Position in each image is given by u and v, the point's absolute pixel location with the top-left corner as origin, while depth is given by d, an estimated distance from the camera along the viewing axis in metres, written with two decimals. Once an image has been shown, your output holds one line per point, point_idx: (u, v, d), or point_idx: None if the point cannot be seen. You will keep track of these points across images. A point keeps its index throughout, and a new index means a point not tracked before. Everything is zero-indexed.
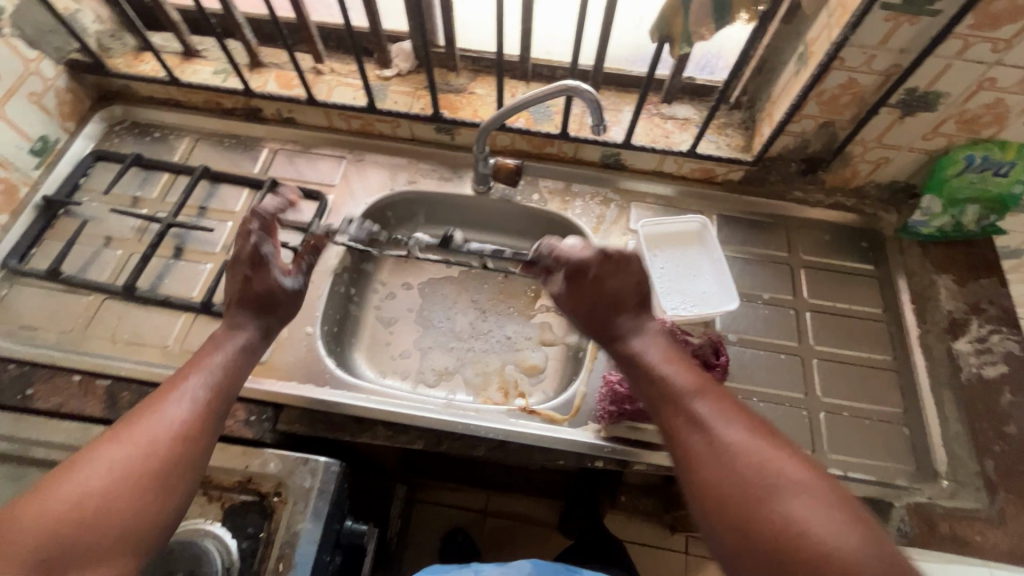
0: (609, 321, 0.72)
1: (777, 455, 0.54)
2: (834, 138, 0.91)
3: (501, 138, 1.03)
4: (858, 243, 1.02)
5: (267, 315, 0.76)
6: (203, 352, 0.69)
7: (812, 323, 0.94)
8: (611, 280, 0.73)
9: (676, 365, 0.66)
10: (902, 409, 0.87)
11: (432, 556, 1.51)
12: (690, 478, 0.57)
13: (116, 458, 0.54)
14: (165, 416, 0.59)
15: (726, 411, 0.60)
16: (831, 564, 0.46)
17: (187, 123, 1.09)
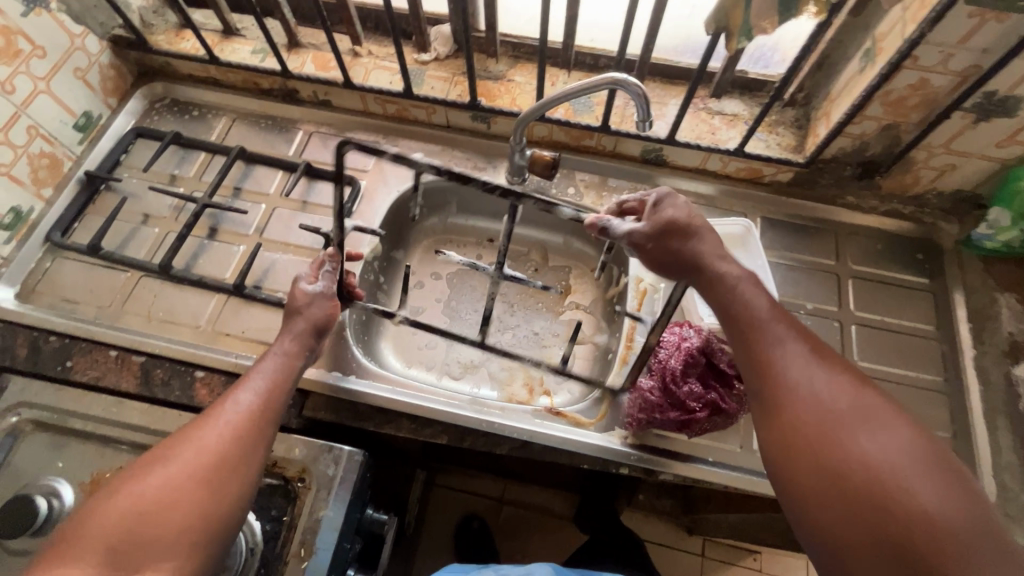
0: (699, 236, 0.67)
1: (868, 404, 0.52)
2: (897, 141, 0.85)
3: (539, 128, 1.00)
4: (912, 254, 0.96)
5: (294, 319, 0.76)
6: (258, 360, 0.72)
7: (857, 337, 0.89)
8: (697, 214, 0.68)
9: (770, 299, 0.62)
10: (951, 434, 0.83)
11: (447, 542, 1.52)
12: (777, 418, 0.54)
13: (174, 462, 0.59)
14: (219, 423, 0.63)
15: (816, 355, 0.57)
16: (923, 520, 0.44)
17: (225, 103, 1.09)
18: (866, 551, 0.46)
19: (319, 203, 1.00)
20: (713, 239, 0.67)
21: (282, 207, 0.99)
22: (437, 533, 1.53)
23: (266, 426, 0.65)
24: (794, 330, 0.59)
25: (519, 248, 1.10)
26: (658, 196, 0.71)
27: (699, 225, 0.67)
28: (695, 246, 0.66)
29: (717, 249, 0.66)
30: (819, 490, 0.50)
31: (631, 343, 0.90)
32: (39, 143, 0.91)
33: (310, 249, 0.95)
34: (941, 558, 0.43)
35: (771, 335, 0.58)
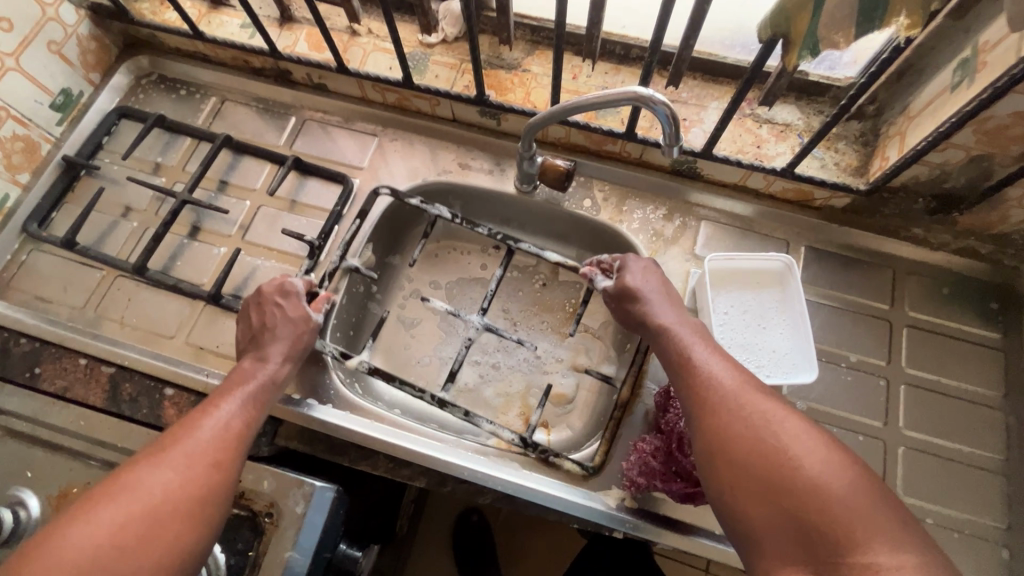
0: (650, 293, 0.72)
1: (767, 402, 0.56)
2: (987, 174, 0.70)
3: (554, 129, 0.87)
4: (985, 303, 0.81)
5: (265, 335, 0.73)
6: (235, 379, 0.69)
7: (906, 399, 0.76)
8: (658, 276, 0.75)
9: (693, 326, 0.67)
10: (1006, 526, 0.71)
11: (446, 555, 1.39)
12: (698, 422, 0.57)
13: (158, 483, 0.55)
14: (203, 443, 0.60)
15: (725, 360, 0.61)
16: (816, 495, 0.47)
17: (214, 81, 1.00)
18: (781, 538, 0.48)
19: (307, 203, 0.91)
20: (656, 287, 0.73)
21: (268, 205, 0.91)
22: (437, 547, 1.40)
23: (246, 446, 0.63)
24: (714, 350, 0.63)
25: (527, 260, 0.99)
26: (625, 259, 0.77)
27: (652, 284, 0.73)
28: (647, 301, 0.71)
29: (660, 299, 0.71)
30: (736, 487, 0.52)
31: (640, 391, 0.78)
32: (11, 125, 0.84)
33: (294, 256, 0.87)
34: (845, 535, 0.45)
35: (695, 354, 0.63)
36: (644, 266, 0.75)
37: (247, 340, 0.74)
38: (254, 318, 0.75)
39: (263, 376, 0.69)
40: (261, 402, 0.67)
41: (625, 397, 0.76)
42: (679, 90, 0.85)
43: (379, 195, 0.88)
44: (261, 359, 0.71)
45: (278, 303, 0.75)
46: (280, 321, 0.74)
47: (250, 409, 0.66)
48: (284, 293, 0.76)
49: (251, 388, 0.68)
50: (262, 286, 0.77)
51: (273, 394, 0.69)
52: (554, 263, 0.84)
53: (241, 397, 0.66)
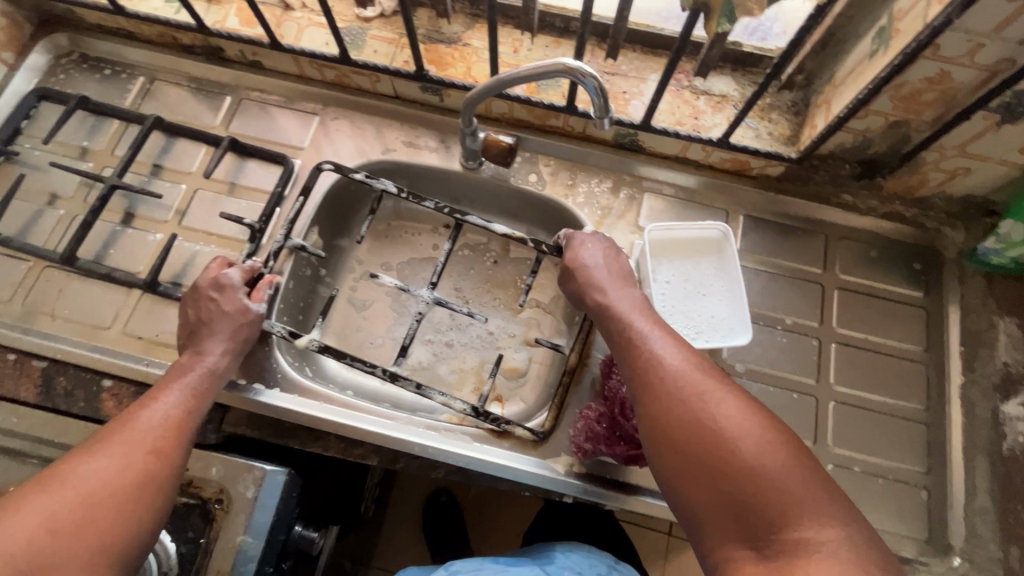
0: (597, 273, 0.73)
1: (710, 383, 0.57)
2: (905, 139, 0.73)
3: (497, 105, 0.87)
4: (909, 264, 0.85)
5: (202, 331, 0.72)
6: (171, 375, 0.68)
7: (836, 357, 0.81)
8: (609, 252, 0.77)
9: (638, 307, 0.68)
10: (925, 470, 0.76)
11: (417, 534, 1.40)
12: (644, 406, 0.58)
13: (94, 471, 0.54)
14: (141, 431, 0.59)
15: (672, 341, 0.62)
16: (752, 477, 0.49)
17: (142, 59, 0.95)
18: (720, 519, 0.50)
19: (246, 185, 0.88)
20: (602, 268, 0.74)
21: (205, 188, 0.88)
22: (408, 528, 1.40)
23: (187, 435, 0.63)
24: (655, 329, 0.64)
25: (478, 238, 0.99)
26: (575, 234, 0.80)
27: (600, 263, 0.75)
28: (597, 283, 0.72)
29: (606, 278, 0.73)
30: (679, 470, 0.53)
31: (587, 360, 0.80)
32: None
33: (235, 240, 0.85)
34: (779, 514, 0.47)
35: (639, 334, 0.64)
36: (591, 241, 0.77)
37: (187, 338, 0.73)
38: (192, 316, 0.73)
39: (203, 369, 0.69)
40: (202, 394, 0.67)
41: (573, 363, 0.78)
42: (618, 63, 0.86)
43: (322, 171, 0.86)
44: (201, 354, 0.70)
45: (213, 298, 0.74)
46: (217, 317, 0.73)
47: (190, 402, 0.65)
48: (221, 288, 0.74)
49: (190, 380, 0.67)
50: (197, 281, 0.75)
51: (213, 385, 0.69)
52: (501, 236, 0.85)
53: (181, 388, 0.66)
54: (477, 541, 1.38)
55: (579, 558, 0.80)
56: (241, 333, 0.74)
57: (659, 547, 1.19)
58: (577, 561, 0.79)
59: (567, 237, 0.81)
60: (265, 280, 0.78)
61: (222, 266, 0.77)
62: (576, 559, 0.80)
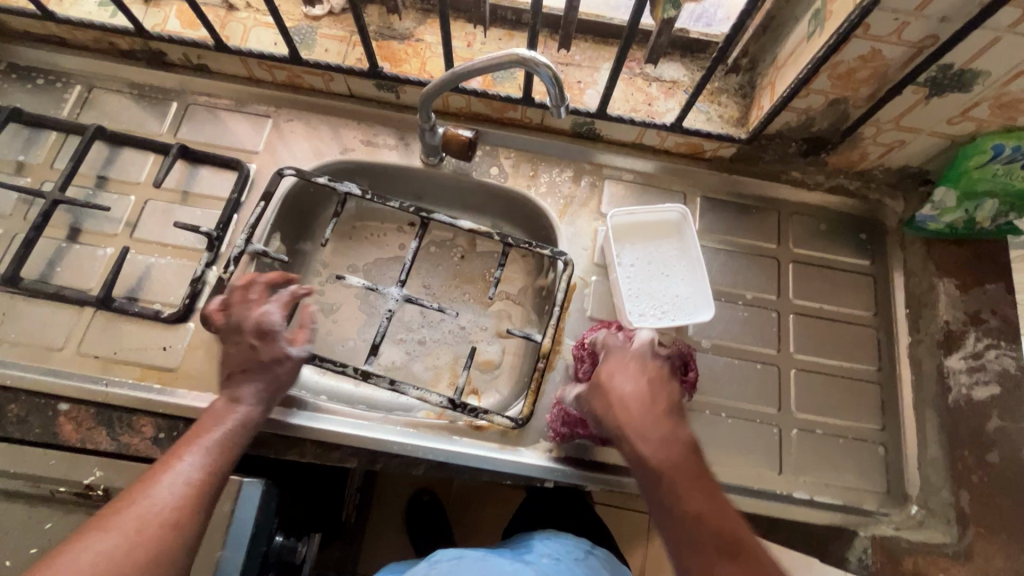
0: (637, 413, 0.58)
1: None
2: (845, 116, 0.78)
3: (454, 99, 0.87)
4: (856, 235, 0.89)
5: (241, 380, 0.66)
6: (202, 426, 0.62)
7: (795, 327, 0.84)
8: (658, 383, 0.62)
9: (689, 469, 0.54)
10: (881, 427, 0.80)
11: (399, 537, 1.39)
12: None
13: (99, 553, 0.50)
14: (155, 502, 0.54)
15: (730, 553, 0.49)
16: None
17: (77, 67, 0.91)
18: None
19: (200, 192, 0.85)
20: (649, 400, 0.59)
21: (156, 198, 0.85)
22: (391, 531, 1.40)
23: (207, 501, 0.57)
24: (706, 522, 0.51)
25: (444, 234, 0.99)
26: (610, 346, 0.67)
27: (640, 389, 0.60)
28: (632, 430, 0.57)
29: (650, 415, 0.58)
30: None
31: (561, 346, 0.81)
32: None
33: (191, 249, 0.82)
34: None
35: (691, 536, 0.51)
36: (634, 360, 0.63)
37: (225, 377, 0.67)
38: (236, 360, 0.67)
39: (235, 421, 0.63)
40: (232, 450, 0.61)
41: (548, 350, 0.78)
42: (571, 53, 0.88)
43: (283, 176, 0.84)
44: (234, 402, 0.65)
45: (254, 345, 0.67)
46: (253, 363, 0.67)
47: (213, 462, 0.59)
48: (264, 335, 0.68)
49: (217, 436, 0.61)
50: (236, 320, 0.68)
51: (244, 438, 0.63)
52: (468, 231, 0.85)
53: (205, 446, 0.60)
54: (462, 539, 1.39)
55: (557, 544, 0.81)
56: (284, 379, 0.69)
57: (641, 527, 1.23)
58: (555, 546, 0.81)
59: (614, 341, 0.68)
60: (309, 315, 0.72)
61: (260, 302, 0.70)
62: (554, 544, 0.81)
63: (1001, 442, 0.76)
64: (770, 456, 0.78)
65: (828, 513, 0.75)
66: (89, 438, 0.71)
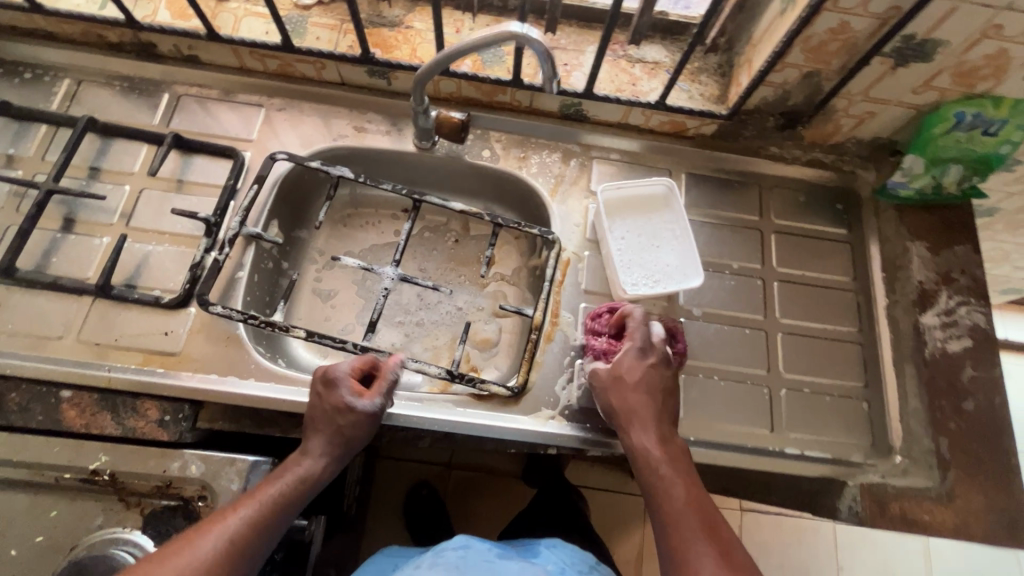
0: (640, 410, 0.68)
1: None
2: (818, 89, 0.82)
3: (445, 84, 0.90)
4: (832, 205, 0.94)
5: (313, 423, 0.68)
6: (269, 477, 0.65)
7: (779, 293, 0.88)
8: (664, 376, 0.71)
9: (680, 469, 0.65)
10: (864, 384, 0.84)
11: (399, 529, 1.39)
12: None
13: None
14: (199, 553, 0.56)
15: (715, 546, 0.58)
16: None
17: (65, 61, 0.91)
18: None
19: (195, 180, 0.86)
20: (653, 403, 0.69)
21: (151, 187, 0.85)
22: (391, 523, 1.40)
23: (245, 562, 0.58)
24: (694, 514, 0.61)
25: (438, 219, 1.02)
26: (633, 334, 0.73)
27: (648, 387, 0.69)
28: (631, 424, 0.68)
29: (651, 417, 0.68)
30: None
31: (558, 319, 0.84)
32: None
33: (189, 236, 0.83)
34: None
35: (683, 531, 0.60)
36: (650, 364, 0.71)
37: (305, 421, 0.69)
38: (310, 408, 0.69)
39: (297, 476, 0.65)
40: (287, 506, 0.63)
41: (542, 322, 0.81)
42: (557, 37, 0.91)
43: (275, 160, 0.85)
44: (302, 455, 0.67)
45: (320, 393, 0.69)
46: (323, 413, 0.68)
47: (261, 521, 0.60)
48: (331, 384, 0.69)
49: (273, 490, 0.63)
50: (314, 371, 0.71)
51: (301, 499, 0.64)
52: (460, 212, 0.87)
53: (259, 501, 0.62)
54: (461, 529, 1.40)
55: (562, 553, 0.80)
56: (353, 426, 0.68)
57: None
58: (561, 556, 0.79)
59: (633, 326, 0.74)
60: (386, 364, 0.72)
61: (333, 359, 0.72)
62: (561, 553, 0.80)
63: (975, 390, 0.81)
64: (762, 415, 0.81)
65: (819, 466, 0.79)
66: (93, 424, 0.71)
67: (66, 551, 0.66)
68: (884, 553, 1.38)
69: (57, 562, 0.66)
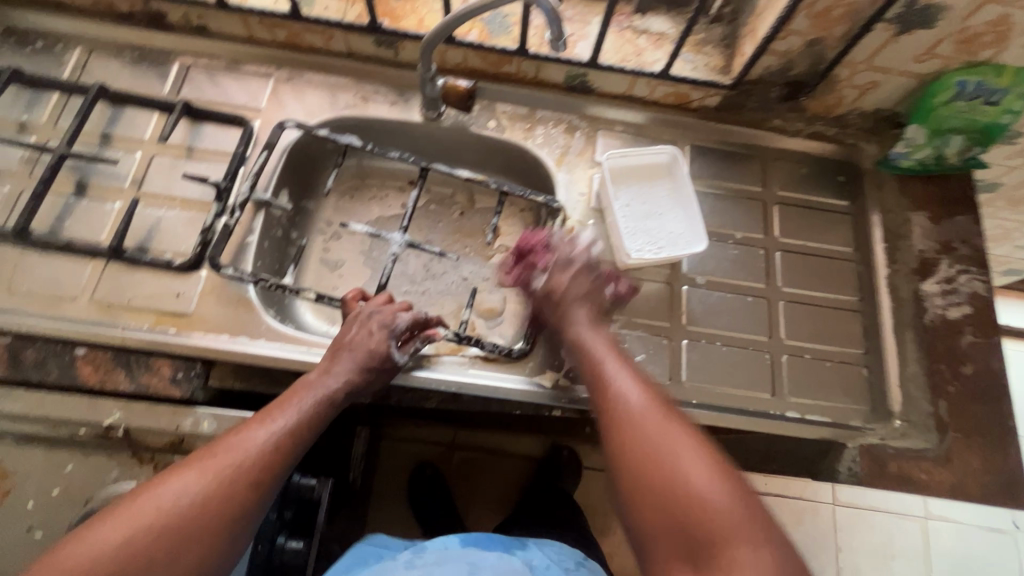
0: (570, 300, 0.75)
1: (667, 417, 0.60)
2: (821, 58, 0.83)
3: (452, 54, 0.91)
4: (834, 176, 0.95)
5: (344, 353, 0.71)
6: (296, 389, 0.67)
7: (782, 262, 0.89)
8: (590, 280, 0.77)
9: (601, 335, 0.72)
10: (864, 351, 0.85)
11: (404, 505, 1.41)
12: (611, 425, 0.62)
13: (187, 488, 0.54)
14: (243, 446, 0.58)
15: (631, 374, 0.66)
16: (703, 507, 0.53)
17: (77, 31, 0.92)
18: (666, 544, 0.54)
19: (205, 148, 0.87)
20: (579, 297, 0.75)
21: (161, 153, 0.86)
22: (395, 501, 1.42)
23: (286, 461, 0.60)
24: (614, 360, 0.68)
25: (443, 191, 1.02)
26: (555, 251, 0.78)
27: (580, 291, 0.75)
28: (565, 310, 0.74)
29: (584, 316, 0.74)
30: (641, 498, 0.56)
31: None
32: None
33: (200, 202, 0.84)
34: (717, 538, 0.52)
35: (606, 368, 0.67)
36: (578, 271, 0.76)
37: (332, 346, 0.72)
38: (350, 338, 0.72)
39: (325, 392, 0.67)
40: (316, 418, 0.65)
41: None
42: (563, 8, 0.93)
43: (285, 128, 0.86)
44: (325, 375, 0.68)
45: (371, 330, 0.72)
46: (363, 343, 0.71)
47: (298, 426, 0.63)
48: (388, 330, 0.72)
49: (308, 401, 0.65)
50: (376, 309, 0.74)
51: (329, 414, 0.66)
52: (466, 180, 0.88)
53: (296, 409, 0.64)
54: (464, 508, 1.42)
55: (550, 551, 0.79)
56: (376, 367, 0.71)
57: None
58: (548, 553, 0.78)
59: (558, 244, 0.79)
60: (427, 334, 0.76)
61: (398, 303, 0.76)
62: (549, 550, 0.79)
63: (974, 356, 0.82)
64: (764, 380, 0.82)
65: (818, 429, 0.80)
66: (107, 380, 0.73)
67: (82, 503, 0.68)
68: (884, 533, 1.39)
69: (72, 514, 0.67)
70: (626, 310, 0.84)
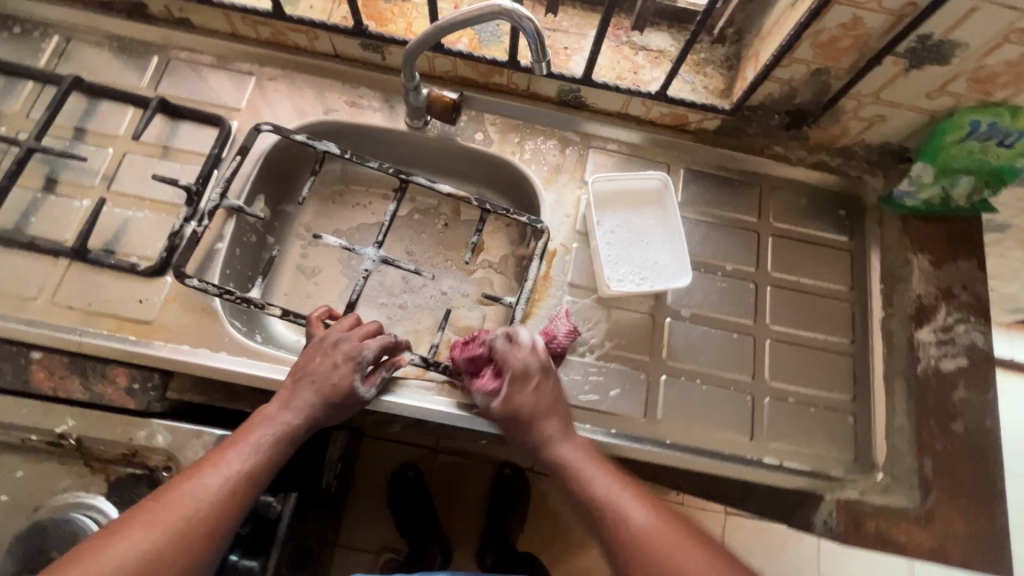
0: (543, 418, 0.68)
1: (678, 533, 0.61)
2: (826, 88, 0.79)
3: (441, 61, 0.87)
4: (835, 209, 0.90)
5: (304, 383, 0.68)
6: (250, 425, 0.64)
7: (772, 298, 0.85)
8: (550, 383, 0.70)
9: (579, 446, 0.68)
10: (852, 397, 0.81)
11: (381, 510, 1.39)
12: (628, 554, 0.60)
13: (134, 546, 0.53)
14: (194, 495, 0.57)
15: (626, 491, 0.64)
16: None
17: (57, 17, 0.89)
18: None
19: (181, 147, 0.84)
20: (550, 413, 0.68)
21: (135, 150, 0.84)
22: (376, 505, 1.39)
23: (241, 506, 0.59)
24: (602, 472, 0.65)
25: (428, 201, 0.99)
26: (505, 360, 0.69)
27: (544, 402, 0.68)
28: (542, 435, 0.67)
29: (560, 427, 0.68)
30: None
31: (539, 311, 0.82)
32: None
33: (170, 204, 0.81)
34: None
35: (601, 491, 0.64)
36: (536, 380, 0.69)
37: (292, 376, 0.69)
38: (314, 367, 0.69)
39: (279, 429, 0.64)
40: (272, 454, 0.63)
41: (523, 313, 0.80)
42: (558, 19, 0.89)
43: (260, 132, 0.83)
44: (285, 409, 0.66)
45: (335, 363, 0.69)
46: (327, 372, 0.68)
47: (252, 467, 0.61)
48: (352, 358, 0.69)
49: (262, 439, 0.63)
50: (341, 335, 0.71)
51: (287, 450, 0.64)
52: (447, 194, 0.85)
53: (249, 448, 0.62)
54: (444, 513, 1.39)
55: None
56: (337, 401, 0.68)
57: None
58: None
59: (506, 349, 0.70)
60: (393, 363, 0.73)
61: (365, 329, 0.73)
62: None
63: (966, 412, 0.78)
64: (744, 421, 0.79)
65: (797, 478, 0.77)
66: (60, 386, 0.71)
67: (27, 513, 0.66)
68: (867, 567, 1.36)
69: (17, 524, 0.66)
70: (603, 341, 0.81)
